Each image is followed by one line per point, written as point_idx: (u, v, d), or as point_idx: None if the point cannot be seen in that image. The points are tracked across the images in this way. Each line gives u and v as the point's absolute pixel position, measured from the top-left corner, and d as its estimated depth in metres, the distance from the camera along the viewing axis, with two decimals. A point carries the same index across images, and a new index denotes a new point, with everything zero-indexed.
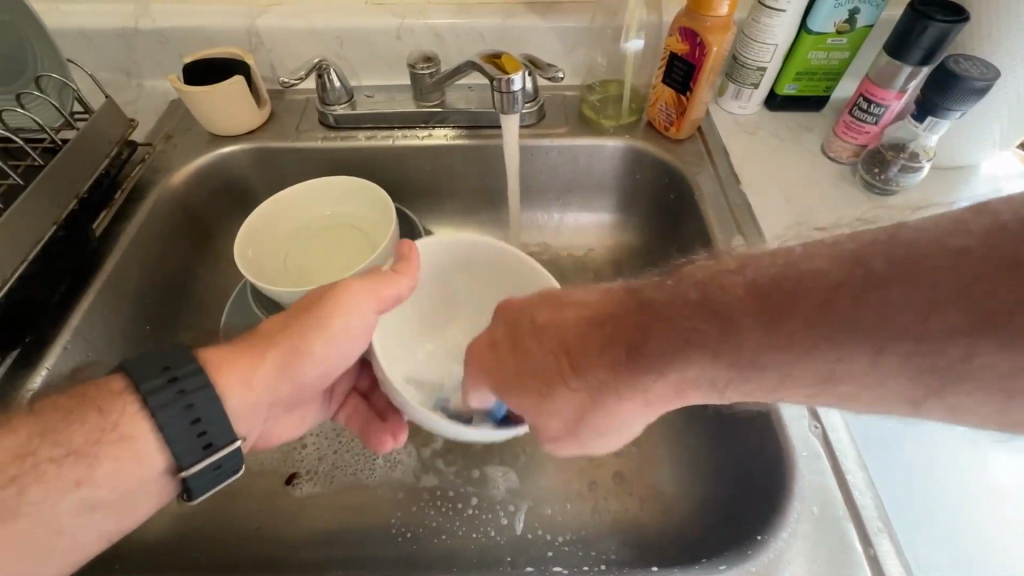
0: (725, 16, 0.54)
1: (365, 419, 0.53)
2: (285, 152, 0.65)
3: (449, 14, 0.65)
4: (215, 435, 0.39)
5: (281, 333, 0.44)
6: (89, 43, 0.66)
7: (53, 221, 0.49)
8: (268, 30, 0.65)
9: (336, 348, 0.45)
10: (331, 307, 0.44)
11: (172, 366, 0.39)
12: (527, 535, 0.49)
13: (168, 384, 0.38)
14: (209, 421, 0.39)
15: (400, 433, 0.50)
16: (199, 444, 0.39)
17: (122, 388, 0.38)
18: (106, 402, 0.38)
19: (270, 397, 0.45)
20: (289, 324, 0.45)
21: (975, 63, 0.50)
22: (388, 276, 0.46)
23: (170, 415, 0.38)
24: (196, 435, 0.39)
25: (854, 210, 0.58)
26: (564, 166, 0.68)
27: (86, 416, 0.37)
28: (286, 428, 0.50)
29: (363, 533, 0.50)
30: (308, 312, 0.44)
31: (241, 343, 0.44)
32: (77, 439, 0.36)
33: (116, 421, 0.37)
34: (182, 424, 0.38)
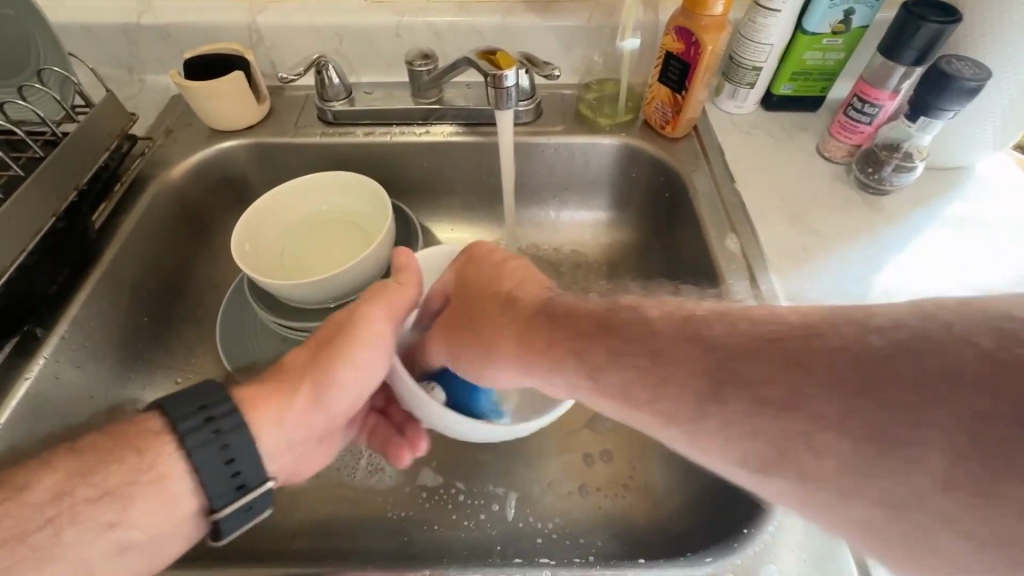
0: (720, 15, 0.54)
1: (384, 434, 0.52)
2: (284, 148, 0.66)
3: (447, 13, 0.66)
4: (247, 475, 0.39)
5: (312, 358, 0.45)
6: (91, 37, 0.67)
7: (52, 212, 0.49)
8: (268, 27, 0.65)
9: (361, 375, 0.45)
10: (359, 334, 0.44)
11: (208, 406, 0.39)
12: (517, 525, 0.50)
13: (204, 424, 0.38)
14: (243, 461, 0.39)
15: (419, 442, 0.50)
16: (233, 485, 0.39)
17: (161, 428, 0.39)
18: (145, 441, 0.38)
19: (303, 430, 0.45)
20: (315, 357, 0.45)
21: (968, 63, 0.50)
22: (393, 285, 0.47)
23: (205, 457, 0.38)
24: (229, 476, 0.39)
25: (847, 208, 0.58)
26: (561, 165, 0.68)
27: (123, 455, 0.37)
28: (311, 463, 0.48)
29: (355, 523, 0.50)
30: (335, 340, 0.45)
31: (272, 379, 0.45)
32: (113, 478, 0.37)
33: (152, 462, 0.37)
34: (217, 464, 0.38)
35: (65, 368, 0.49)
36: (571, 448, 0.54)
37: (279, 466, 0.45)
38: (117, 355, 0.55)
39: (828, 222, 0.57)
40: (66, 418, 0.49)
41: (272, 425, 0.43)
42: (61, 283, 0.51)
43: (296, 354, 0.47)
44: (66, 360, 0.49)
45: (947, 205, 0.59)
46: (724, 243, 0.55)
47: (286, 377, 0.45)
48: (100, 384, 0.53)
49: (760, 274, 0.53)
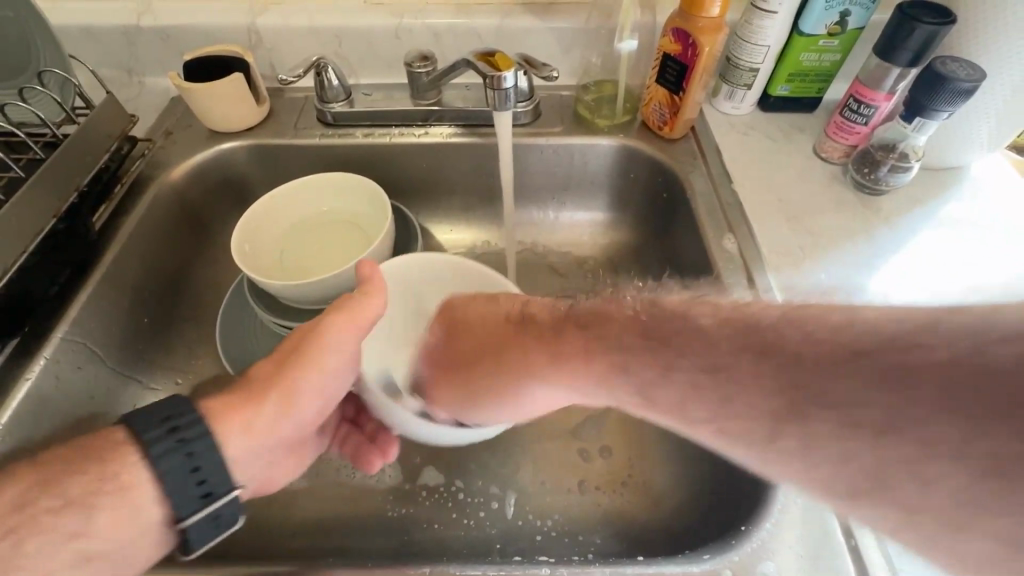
0: (716, 17, 0.54)
1: (356, 443, 0.52)
2: (283, 149, 0.66)
3: (445, 14, 0.66)
4: (214, 484, 0.39)
5: (275, 365, 0.45)
6: (91, 39, 0.67)
7: (53, 212, 0.50)
8: (268, 29, 0.66)
9: (325, 379, 0.46)
10: (319, 343, 0.44)
11: (173, 417, 0.39)
12: (516, 523, 0.50)
13: (168, 435, 0.38)
14: (209, 471, 0.39)
15: (390, 450, 0.50)
16: (198, 494, 0.39)
17: (123, 437, 0.39)
18: (109, 452, 0.38)
19: (273, 440, 0.45)
20: (277, 364, 0.45)
21: (962, 64, 0.50)
22: (360, 298, 0.46)
23: (169, 465, 0.38)
24: (194, 484, 0.39)
25: (843, 209, 0.59)
26: (560, 165, 0.69)
27: (86, 466, 0.37)
28: (283, 472, 0.48)
29: (356, 522, 0.50)
30: (301, 347, 0.45)
31: (236, 390, 0.44)
32: (75, 488, 0.36)
33: (115, 472, 0.37)
34: (182, 473, 0.38)
35: (65, 368, 0.49)
36: (570, 447, 0.55)
37: (246, 475, 0.44)
38: (118, 356, 0.55)
39: (825, 222, 0.58)
40: (68, 419, 0.49)
41: (239, 435, 0.43)
42: (62, 284, 0.51)
43: (261, 362, 0.46)
44: (66, 361, 0.49)
45: (943, 205, 0.59)
46: (722, 243, 0.56)
47: (248, 383, 0.44)
48: (101, 385, 0.53)
49: (758, 274, 0.53)
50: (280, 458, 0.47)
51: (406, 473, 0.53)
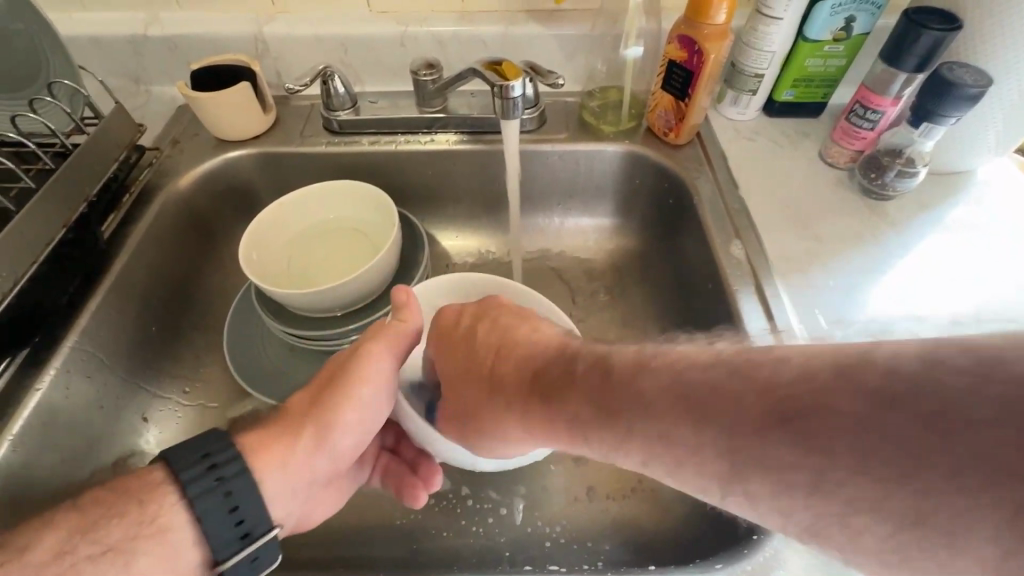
0: (722, 24, 0.55)
1: (398, 474, 0.51)
2: (290, 156, 0.67)
3: (450, 22, 0.66)
4: (252, 523, 0.39)
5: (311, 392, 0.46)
6: (99, 49, 0.68)
7: (63, 223, 0.50)
8: (274, 37, 0.66)
9: (367, 412, 0.46)
10: (352, 375, 0.44)
11: (211, 453, 0.39)
12: (525, 529, 0.50)
13: (207, 472, 0.38)
14: (246, 508, 0.39)
15: (433, 479, 0.49)
16: (238, 534, 0.38)
17: (161, 480, 0.38)
18: (147, 494, 0.37)
19: (310, 476, 0.44)
20: (313, 396, 0.45)
21: (969, 70, 0.50)
22: (399, 327, 0.46)
23: (208, 503, 0.37)
24: (233, 525, 0.38)
25: (850, 214, 0.59)
26: (565, 171, 0.69)
27: (125, 509, 0.36)
28: (322, 506, 0.47)
29: (365, 531, 0.50)
30: (335, 383, 0.44)
31: (274, 424, 0.44)
32: (115, 535, 0.35)
33: (154, 514, 0.36)
34: (221, 514, 0.38)
35: (75, 378, 0.49)
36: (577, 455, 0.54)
37: (284, 512, 0.44)
38: (126, 365, 0.55)
39: (832, 227, 0.58)
40: (76, 428, 0.49)
41: (278, 469, 0.42)
42: (72, 294, 0.51)
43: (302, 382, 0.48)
44: (76, 371, 0.50)
45: (950, 209, 0.59)
46: (729, 250, 0.56)
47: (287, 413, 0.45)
48: (110, 394, 0.53)
49: (766, 281, 0.53)
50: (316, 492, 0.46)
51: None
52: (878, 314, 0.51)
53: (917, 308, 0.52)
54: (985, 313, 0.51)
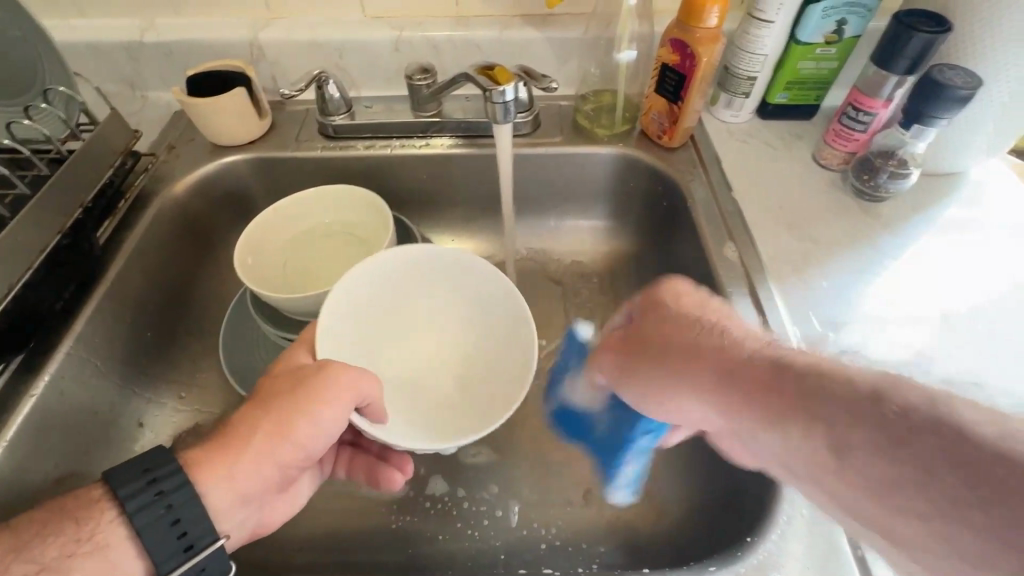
0: (713, 28, 0.55)
1: (367, 464, 0.50)
2: (286, 161, 0.67)
3: (445, 27, 0.67)
4: (196, 535, 0.36)
5: (256, 398, 0.43)
6: (95, 56, 0.68)
7: (58, 229, 0.50)
8: (269, 43, 0.66)
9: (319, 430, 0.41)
10: (313, 393, 0.41)
11: (152, 468, 0.36)
12: (521, 532, 0.50)
13: (146, 487, 0.35)
14: (190, 521, 0.36)
15: (409, 464, 0.49)
16: (179, 547, 0.35)
17: (102, 494, 0.36)
18: (84, 511, 0.35)
19: (260, 485, 0.40)
20: (265, 405, 0.41)
21: (960, 72, 0.51)
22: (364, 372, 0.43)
23: (148, 519, 0.34)
24: (175, 536, 0.35)
25: (844, 215, 0.59)
26: (560, 174, 0.69)
27: (63, 527, 0.34)
28: (278, 513, 0.44)
29: (359, 535, 0.50)
30: (289, 395, 0.41)
31: (223, 434, 0.40)
32: (48, 554, 0.33)
33: (92, 531, 0.34)
34: (162, 528, 0.35)
35: (70, 383, 0.49)
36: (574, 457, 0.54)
37: (232, 525, 0.40)
38: (121, 370, 0.55)
39: (826, 229, 0.58)
40: (70, 432, 0.49)
41: (221, 481, 0.38)
42: (67, 299, 0.52)
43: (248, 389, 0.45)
44: (71, 376, 0.50)
45: (944, 211, 0.59)
46: (723, 251, 0.56)
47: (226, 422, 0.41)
48: (105, 399, 0.53)
49: (759, 283, 0.53)
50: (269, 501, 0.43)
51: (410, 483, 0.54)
52: (873, 316, 0.51)
53: (912, 309, 0.52)
54: (980, 313, 0.51)
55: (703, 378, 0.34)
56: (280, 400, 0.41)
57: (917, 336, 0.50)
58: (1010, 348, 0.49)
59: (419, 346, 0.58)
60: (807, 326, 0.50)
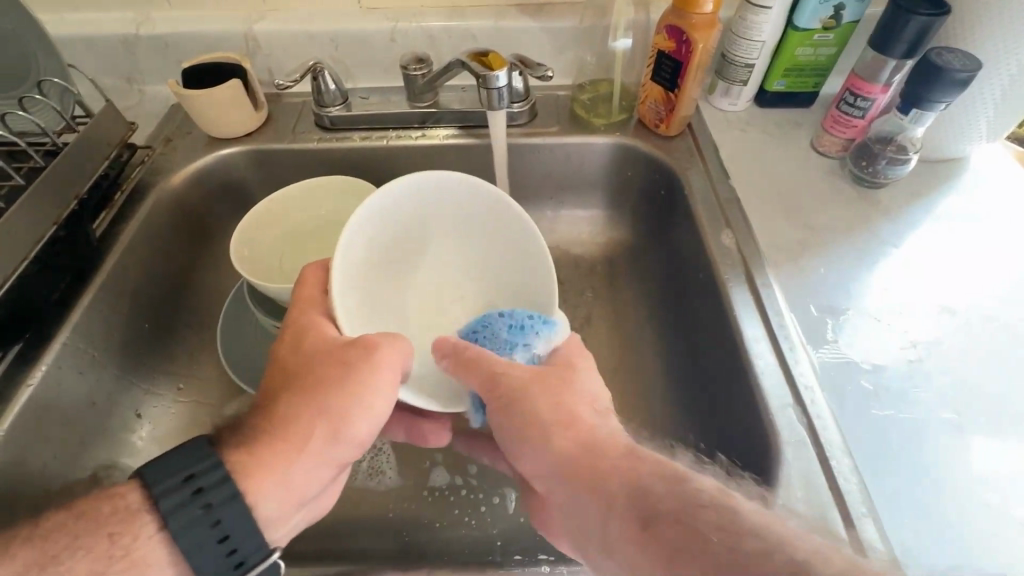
0: (709, 13, 0.55)
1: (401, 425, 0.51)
2: (283, 153, 0.67)
3: (440, 17, 0.66)
4: (246, 551, 0.35)
5: (293, 384, 0.41)
6: (91, 50, 0.68)
7: (53, 220, 0.50)
8: (264, 35, 0.66)
9: (373, 420, 0.41)
10: (364, 383, 0.40)
11: (198, 477, 0.35)
12: (518, 520, 0.50)
13: (194, 499, 0.34)
14: (240, 536, 0.35)
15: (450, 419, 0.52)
16: (229, 563, 0.34)
17: (139, 504, 0.34)
18: (119, 523, 0.33)
19: (314, 487, 0.40)
20: (309, 400, 0.40)
21: (958, 54, 0.50)
22: (388, 336, 0.42)
23: (195, 533, 0.33)
24: (225, 553, 0.34)
25: (842, 202, 0.59)
26: (558, 164, 0.69)
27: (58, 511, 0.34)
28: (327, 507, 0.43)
29: (357, 525, 0.50)
30: (336, 386, 0.40)
31: (270, 438, 0.39)
32: (79, 571, 0.31)
33: (127, 541, 0.33)
34: (211, 543, 0.34)
35: (67, 374, 0.50)
36: None
37: (284, 529, 0.39)
38: (119, 361, 0.55)
39: (824, 217, 0.57)
40: (67, 422, 0.49)
41: (274, 484, 0.37)
42: (63, 290, 0.52)
43: (275, 371, 0.43)
44: (68, 367, 0.50)
45: (943, 197, 0.59)
46: (720, 239, 0.55)
47: (264, 418, 0.40)
48: (102, 389, 0.53)
49: (756, 269, 0.53)
50: (324, 491, 0.42)
51: (407, 471, 0.54)
52: (870, 303, 0.51)
53: (909, 297, 0.51)
54: (978, 301, 0.51)
55: (579, 446, 0.42)
56: (324, 391, 0.40)
57: (913, 324, 0.49)
58: (1006, 336, 0.49)
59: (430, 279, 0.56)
60: (803, 314, 0.50)
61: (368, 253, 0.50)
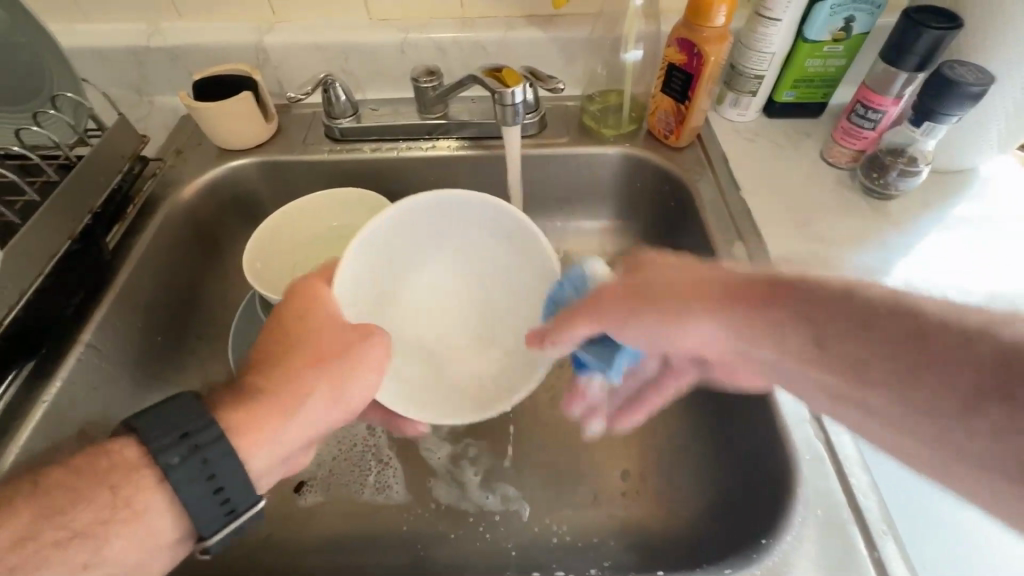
0: (721, 26, 0.55)
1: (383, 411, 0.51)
2: (292, 165, 0.67)
3: (451, 29, 0.67)
4: (237, 500, 0.35)
5: (291, 344, 0.42)
6: (101, 62, 0.68)
7: (68, 235, 0.50)
8: (275, 47, 0.67)
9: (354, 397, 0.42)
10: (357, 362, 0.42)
11: (187, 428, 0.34)
12: (532, 530, 0.50)
13: (178, 442, 0.33)
14: (232, 487, 0.34)
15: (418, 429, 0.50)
16: (221, 510, 0.34)
17: (138, 458, 0.34)
18: (119, 475, 0.33)
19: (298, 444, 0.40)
20: (291, 368, 0.41)
21: (970, 68, 0.50)
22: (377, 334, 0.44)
23: (185, 478, 0.33)
24: (216, 500, 0.34)
25: (854, 215, 0.59)
26: (567, 175, 0.69)
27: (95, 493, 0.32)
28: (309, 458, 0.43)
29: (367, 541, 0.50)
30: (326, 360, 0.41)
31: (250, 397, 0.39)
32: None
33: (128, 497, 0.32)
34: (197, 485, 0.33)
35: (81, 390, 0.49)
36: (584, 459, 0.54)
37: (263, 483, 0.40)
38: (132, 376, 0.55)
39: (836, 229, 0.57)
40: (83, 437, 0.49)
41: (261, 445, 0.38)
42: (77, 305, 0.52)
43: (275, 320, 0.44)
44: (82, 383, 0.50)
45: (953, 207, 0.59)
46: (733, 251, 0.55)
47: (259, 373, 0.41)
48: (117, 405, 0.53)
49: None
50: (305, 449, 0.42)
51: (418, 486, 0.53)
52: None
53: None
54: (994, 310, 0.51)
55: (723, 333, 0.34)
56: (324, 357, 0.42)
57: None
58: None
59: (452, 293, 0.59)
60: None
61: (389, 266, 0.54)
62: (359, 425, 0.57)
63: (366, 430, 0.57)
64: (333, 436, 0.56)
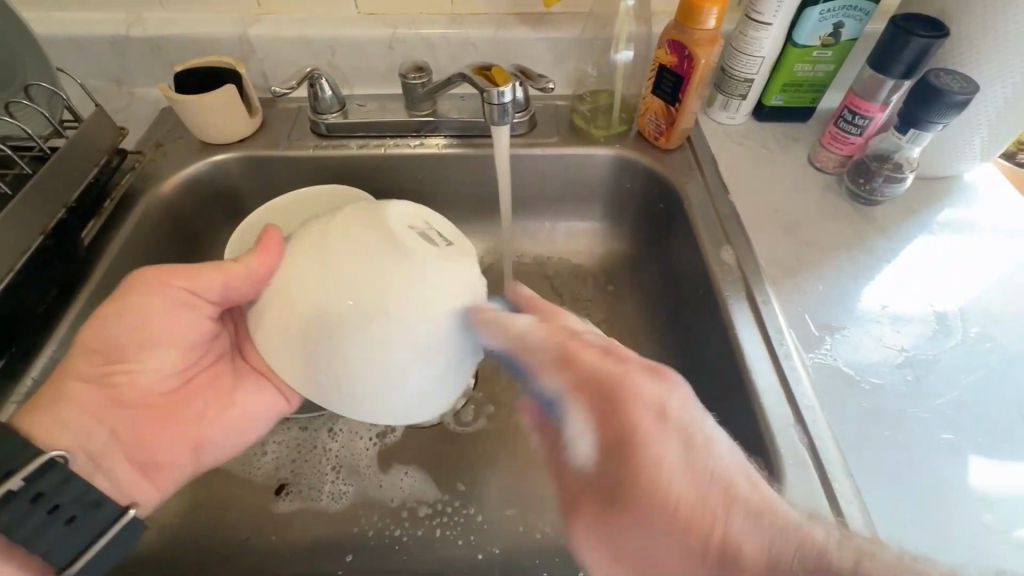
0: (712, 29, 0.55)
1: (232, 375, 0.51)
2: (277, 161, 0.66)
3: (440, 25, 0.66)
4: (72, 506, 0.38)
5: (122, 401, 0.45)
6: (77, 50, 0.66)
7: (40, 230, 0.49)
8: (260, 40, 0.65)
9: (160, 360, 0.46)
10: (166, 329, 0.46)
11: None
12: (517, 530, 0.50)
13: (39, 504, 0.36)
14: (61, 494, 0.37)
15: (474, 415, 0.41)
16: (65, 519, 0.37)
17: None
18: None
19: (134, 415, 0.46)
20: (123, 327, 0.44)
21: (956, 77, 0.51)
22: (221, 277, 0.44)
23: (39, 526, 0.36)
24: (57, 516, 0.37)
25: (841, 219, 0.59)
26: (556, 175, 0.68)
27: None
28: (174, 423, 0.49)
29: (350, 545, 0.50)
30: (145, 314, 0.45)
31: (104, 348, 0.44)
32: None
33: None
34: (58, 524, 0.37)
35: None
36: None
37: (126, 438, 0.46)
38: None
39: (822, 234, 0.58)
40: None
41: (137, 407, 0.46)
42: (50, 302, 0.50)
43: (133, 299, 0.44)
44: None
45: (937, 214, 0.60)
46: (720, 254, 0.55)
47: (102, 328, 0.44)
48: None
49: (757, 287, 0.53)
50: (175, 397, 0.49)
51: (389, 483, 0.53)
52: (868, 315, 0.52)
53: (905, 310, 0.52)
54: (974, 317, 0.52)
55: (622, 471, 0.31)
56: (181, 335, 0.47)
57: (909, 340, 0.50)
58: (1000, 355, 0.49)
59: (412, 262, 0.39)
60: (802, 329, 0.50)
61: (338, 284, 0.38)
62: (321, 427, 0.57)
63: (326, 432, 0.56)
64: (294, 439, 0.56)
